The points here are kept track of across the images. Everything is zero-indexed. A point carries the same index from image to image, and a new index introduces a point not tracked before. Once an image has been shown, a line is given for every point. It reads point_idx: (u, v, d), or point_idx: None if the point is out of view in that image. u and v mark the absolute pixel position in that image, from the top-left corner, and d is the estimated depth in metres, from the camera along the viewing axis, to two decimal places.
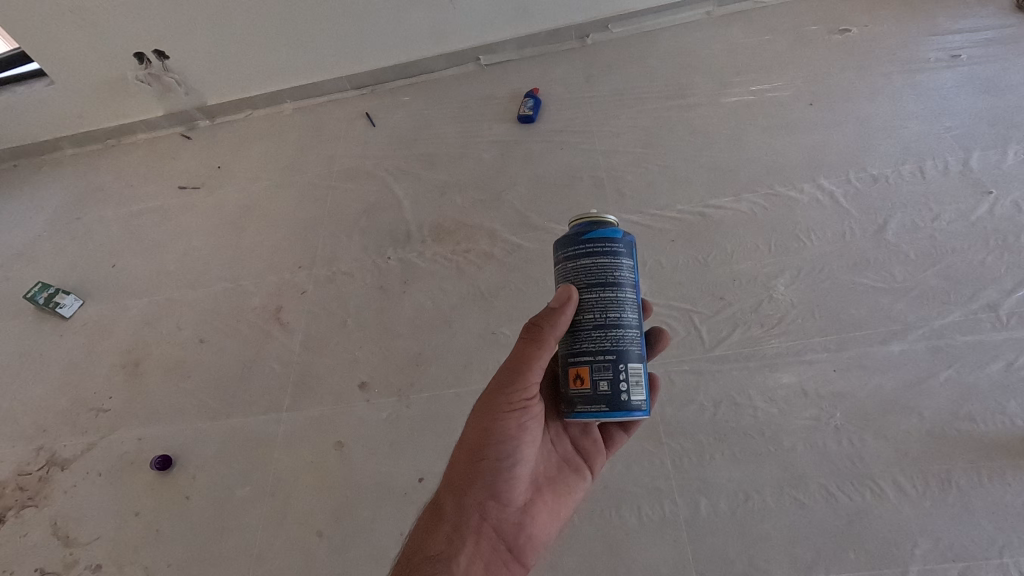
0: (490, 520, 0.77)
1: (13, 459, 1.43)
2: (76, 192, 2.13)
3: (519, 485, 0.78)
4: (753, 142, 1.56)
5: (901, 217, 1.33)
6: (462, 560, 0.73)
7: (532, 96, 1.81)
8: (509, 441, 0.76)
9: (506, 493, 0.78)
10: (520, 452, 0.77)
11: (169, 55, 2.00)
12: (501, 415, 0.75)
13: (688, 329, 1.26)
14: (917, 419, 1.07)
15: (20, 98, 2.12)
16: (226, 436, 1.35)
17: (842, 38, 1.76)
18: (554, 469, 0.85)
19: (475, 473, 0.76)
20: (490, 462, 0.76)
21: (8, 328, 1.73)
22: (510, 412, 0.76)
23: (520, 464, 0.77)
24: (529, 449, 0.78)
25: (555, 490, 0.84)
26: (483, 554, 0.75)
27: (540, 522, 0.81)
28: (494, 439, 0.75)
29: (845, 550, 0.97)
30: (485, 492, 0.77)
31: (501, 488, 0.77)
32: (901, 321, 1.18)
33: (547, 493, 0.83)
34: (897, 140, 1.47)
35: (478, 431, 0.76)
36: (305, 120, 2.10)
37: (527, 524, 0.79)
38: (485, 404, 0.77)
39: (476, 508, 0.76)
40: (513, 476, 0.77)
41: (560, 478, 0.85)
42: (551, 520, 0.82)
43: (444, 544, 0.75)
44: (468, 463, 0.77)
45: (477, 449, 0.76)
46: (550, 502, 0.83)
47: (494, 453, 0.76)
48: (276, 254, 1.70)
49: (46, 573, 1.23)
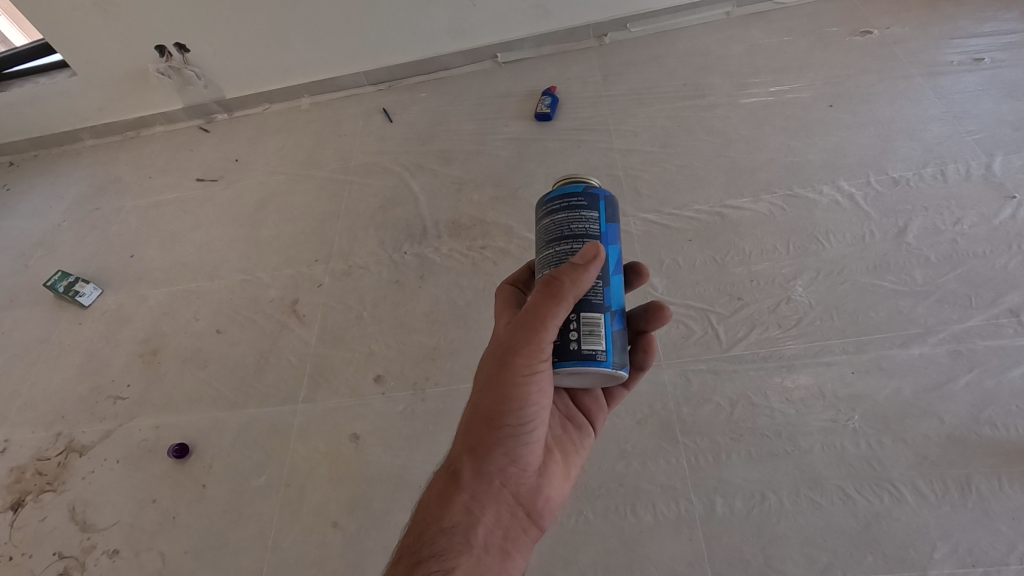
0: (509, 486, 0.75)
1: (32, 444, 1.44)
2: (95, 183, 2.15)
3: (536, 449, 0.78)
4: (772, 143, 1.55)
5: (922, 220, 1.32)
6: (483, 531, 0.71)
7: (549, 94, 1.81)
8: (530, 405, 0.73)
9: (525, 458, 0.76)
10: (542, 414, 0.76)
11: (189, 48, 2.01)
12: (527, 380, 0.72)
13: (704, 328, 1.26)
14: (937, 423, 1.06)
15: (43, 89, 2.15)
16: (243, 426, 1.36)
17: (862, 39, 1.75)
18: (558, 428, 0.88)
19: (495, 440, 0.73)
20: (513, 428, 0.73)
21: (28, 315, 1.75)
22: (530, 376, 0.72)
23: (541, 428, 0.76)
24: (549, 412, 0.77)
25: (562, 450, 0.86)
26: (503, 520, 0.74)
27: (554, 485, 0.81)
28: (520, 405, 0.72)
29: (863, 552, 0.97)
30: (505, 458, 0.74)
31: (521, 453, 0.76)
32: (921, 324, 1.18)
33: (555, 454, 0.84)
34: (919, 142, 1.46)
35: (499, 397, 0.72)
36: (322, 116, 2.12)
37: (542, 485, 0.80)
38: (503, 368, 0.71)
39: (496, 474, 0.74)
40: (532, 439, 0.76)
41: (563, 440, 0.87)
42: (562, 480, 0.84)
43: (462, 515, 0.71)
44: (489, 430, 0.73)
45: (500, 414, 0.72)
46: (560, 464, 0.84)
47: (517, 418, 0.73)
48: (293, 247, 1.71)
49: (64, 557, 1.24)
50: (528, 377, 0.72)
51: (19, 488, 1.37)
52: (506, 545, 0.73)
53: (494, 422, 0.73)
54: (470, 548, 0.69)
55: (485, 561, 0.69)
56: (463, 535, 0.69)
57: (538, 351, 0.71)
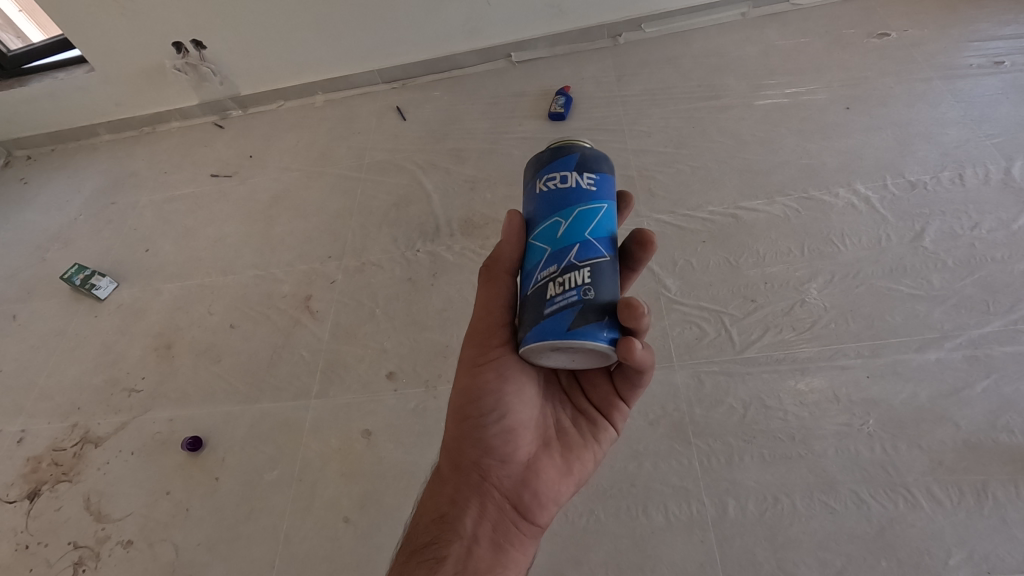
0: (492, 480, 0.78)
1: (49, 435, 1.46)
2: (111, 178, 2.17)
3: (517, 441, 0.79)
4: (787, 145, 1.55)
5: (939, 224, 1.31)
6: (469, 522, 0.76)
7: (563, 94, 1.81)
8: (490, 395, 0.77)
9: (504, 451, 0.78)
10: (507, 403, 0.78)
11: (206, 45, 2.03)
12: (478, 369, 0.78)
13: (717, 330, 1.26)
14: (953, 428, 1.05)
15: (61, 84, 2.17)
16: (256, 420, 1.37)
17: (880, 41, 1.73)
18: (568, 422, 0.84)
19: (465, 433, 0.79)
20: (475, 418, 0.78)
21: (45, 307, 1.77)
22: (484, 364, 0.78)
23: (510, 417, 0.78)
24: (518, 400, 0.79)
25: (566, 443, 0.82)
26: (490, 514, 0.77)
27: (549, 479, 0.79)
28: (474, 395, 0.78)
29: (876, 557, 0.96)
30: (480, 452, 0.78)
31: (495, 446, 0.78)
32: (938, 329, 1.17)
33: (557, 448, 0.81)
34: (937, 146, 1.45)
35: (461, 390, 0.80)
36: (336, 113, 2.13)
37: (533, 481, 0.78)
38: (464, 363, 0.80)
39: (475, 468, 0.79)
40: (504, 429, 0.78)
41: (569, 433, 0.83)
42: (563, 475, 0.80)
43: (449, 506, 0.79)
44: (460, 425, 0.80)
45: (462, 409, 0.79)
46: (560, 458, 0.80)
47: (477, 410, 0.78)
48: (306, 243, 1.72)
49: (79, 546, 1.26)
50: (476, 366, 0.79)
51: (36, 477, 1.39)
52: (497, 539, 0.76)
53: (462, 416, 0.80)
54: (457, 538, 0.75)
55: (473, 552, 0.74)
56: (450, 525, 0.77)
57: (485, 336, 0.78)
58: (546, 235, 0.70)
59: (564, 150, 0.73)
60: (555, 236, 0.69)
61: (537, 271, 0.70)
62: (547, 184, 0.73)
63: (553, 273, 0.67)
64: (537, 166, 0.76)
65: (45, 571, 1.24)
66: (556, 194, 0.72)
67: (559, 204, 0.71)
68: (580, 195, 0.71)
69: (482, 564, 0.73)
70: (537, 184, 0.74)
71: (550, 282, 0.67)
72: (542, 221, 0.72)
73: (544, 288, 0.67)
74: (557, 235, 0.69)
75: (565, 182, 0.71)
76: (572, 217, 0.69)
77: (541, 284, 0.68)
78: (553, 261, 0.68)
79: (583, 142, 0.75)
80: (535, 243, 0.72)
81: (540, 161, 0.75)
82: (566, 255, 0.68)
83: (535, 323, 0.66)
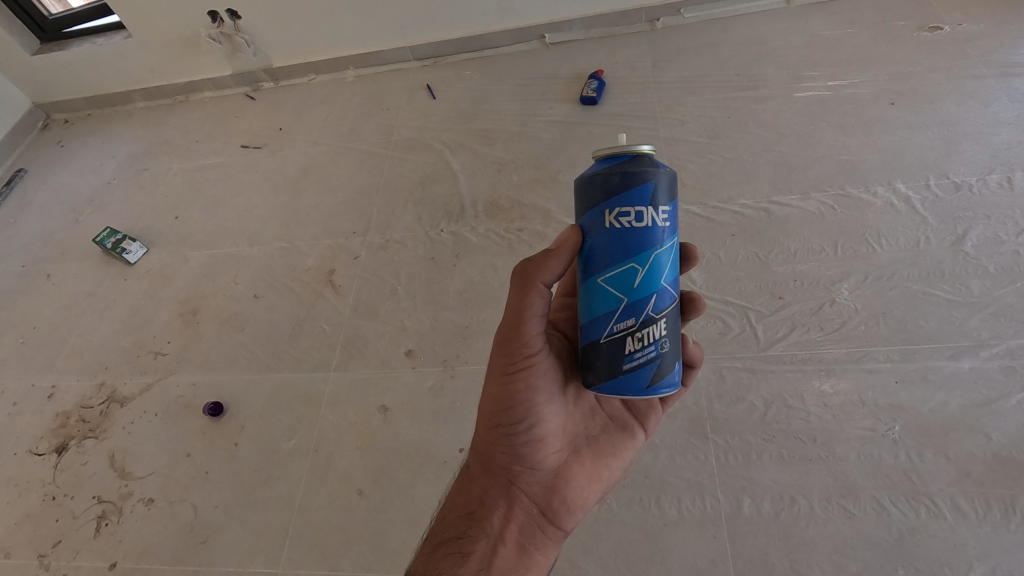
0: (521, 483, 0.78)
1: (77, 392, 1.51)
2: (144, 144, 2.21)
3: (548, 446, 0.78)
4: (826, 140, 1.50)
5: (982, 228, 1.26)
6: (496, 523, 0.76)
7: (596, 78, 1.78)
8: (520, 403, 0.75)
9: (533, 457, 0.78)
10: (540, 410, 0.76)
11: (241, 14, 2.03)
12: (508, 378, 0.75)
13: (742, 326, 1.23)
14: (984, 440, 1.02)
15: (100, 49, 2.20)
16: (275, 390, 1.39)
17: (932, 35, 1.66)
18: (598, 429, 0.83)
19: (495, 438, 0.78)
20: (505, 424, 0.76)
21: (77, 268, 1.81)
22: (513, 375, 0.74)
23: (542, 425, 0.76)
24: (549, 409, 0.76)
25: (596, 451, 0.82)
26: (518, 518, 0.77)
27: (578, 486, 0.79)
28: (504, 402, 0.75)
29: (894, 565, 0.94)
30: (510, 455, 0.78)
31: (525, 452, 0.77)
32: (974, 337, 1.13)
33: (586, 454, 0.81)
34: (986, 146, 1.39)
35: (491, 398, 0.77)
36: (367, 89, 2.12)
37: (562, 488, 0.78)
38: (494, 372, 0.76)
39: (504, 471, 0.79)
40: (535, 436, 0.76)
41: (599, 440, 0.82)
42: (591, 482, 0.80)
43: (477, 505, 0.79)
44: (488, 428, 0.78)
45: (492, 414, 0.77)
46: (588, 465, 0.80)
47: (507, 417, 0.76)
48: (331, 218, 1.72)
49: (103, 501, 1.30)
50: (506, 375, 0.75)
51: (64, 432, 1.43)
52: (523, 542, 0.76)
53: (491, 422, 0.78)
54: (484, 536, 0.76)
55: (500, 552, 0.74)
56: (477, 524, 0.77)
57: (517, 347, 0.73)
58: (621, 282, 0.65)
59: (637, 176, 0.63)
60: (631, 285, 0.64)
61: (608, 319, 0.66)
62: (618, 219, 0.64)
63: (630, 327, 0.65)
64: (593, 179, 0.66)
65: (70, 522, 1.28)
66: (631, 234, 0.63)
67: (635, 247, 0.64)
68: (657, 231, 0.64)
69: (508, 565, 0.74)
70: (603, 216, 0.65)
71: (627, 338, 0.65)
72: (612, 264, 0.65)
73: (622, 342, 0.66)
74: (634, 285, 0.64)
75: (642, 216, 0.63)
76: (649, 264, 0.64)
77: (616, 337, 0.66)
78: (630, 314, 0.65)
79: (647, 155, 0.65)
80: (605, 286, 0.66)
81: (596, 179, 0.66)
82: (643, 308, 0.65)
83: (613, 378, 0.66)
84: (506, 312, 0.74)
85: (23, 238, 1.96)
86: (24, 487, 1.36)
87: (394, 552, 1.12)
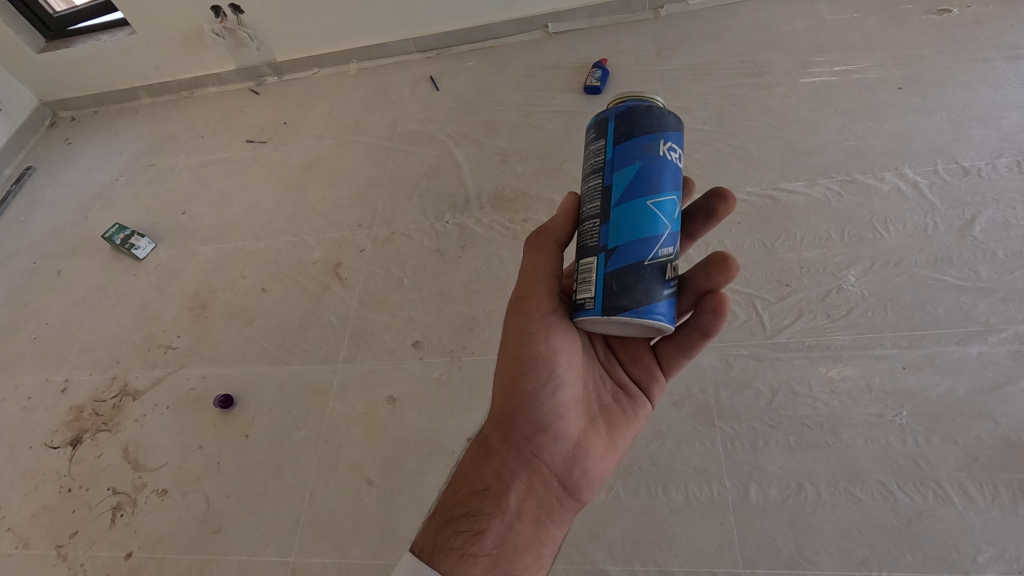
0: (540, 454, 0.79)
1: (90, 386, 1.53)
2: (151, 140, 2.22)
3: (568, 415, 0.80)
4: (833, 126, 1.48)
5: (991, 212, 1.25)
6: (513, 499, 0.77)
7: (600, 66, 1.77)
8: (542, 366, 0.77)
9: (554, 428, 0.79)
10: (561, 376, 0.78)
11: (243, 9, 2.03)
12: (528, 338, 0.78)
13: (749, 314, 1.23)
14: (992, 424, 1.02)
15: (105, 46, 2.21)
16: (284, 381, 1.41)
17: (940, 18, 1.63)
18: (609, 399, 0.85)
19: (515, 405, 0.79)
20: (527, 390, 0.78)
21: (87, 264, 1.83)
22: (534, 335, 0.77)
23: (563, 390, 0.79)
24: (568, 374, 0.79)
25: (608, 421, 0.83)
26: (537, 491, 0.79)
27: (596, 456, 0.81)
28: (527, 365, 0.78)
29: (901, 549, 0.95)
30: (531, 426, 0.79)
31: (546, 423, 0.79)
32: (982, 322, 1.12)
33: (600, 425, 0.82)
34: (995, 130, 1.38)
35: (511, 362, 0.79)
36: (370, 82, 2.12)
37: (581, 459, 0.80)
38: (513, 335, 0.80)
39: (525, 443, 0.79)
40: (556, 404, 0.79)
41: (611, 409, 0.84)
42: (606, 453, 0.82)
43: (493, 480, 0.79)
44: (508, 397, 0.80)
45: (514, 378, 0.79)
46: (603, 436, 0.82)
47: (530, 382, 0.78)
48: (337, 211, 1.73)
49: (117, 492, 1.32)
50: (525, 335, 0.78)
51: (78, 425, 1.45)
52: (540, 515, 0.78)
53: (511, 389, 0.80)
54: (500, 513, 0.76)
55: (515, 528, 0.76)
56: (493, 500, 0.78)
57: (533, 305, 0.78)
58: (666, 211, 0.65)
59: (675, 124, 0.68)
60: (672, 215, 0.66)
61: (655, 243, 0.64)
62: (667, 150, 0.66)
63: (669, 256, 0.65)
64: (654, 119, 0.66)
65: (87, 513, 1.30)
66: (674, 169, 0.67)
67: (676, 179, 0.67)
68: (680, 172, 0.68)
69: (522, 540, 0.76)
70: (658, 145, 0.66)
71: (668, 264, 0.65)
72: (663, 190, 0.65)
73: (664, 268, 0.65)
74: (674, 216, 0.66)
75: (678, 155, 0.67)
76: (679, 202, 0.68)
77: (661, 262, 0.64)
78: (672, 244, 0.66)
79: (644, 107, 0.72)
80: (655, 211, 0.64)
81: (636, 116, 0.67)
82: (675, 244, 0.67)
83: (659, 302, 0.64)
84: (520, 276, 0.81)
85: (33, 236, 1.98)
86: (39, 480, 1.38)
87: (403, 540, 1.14)
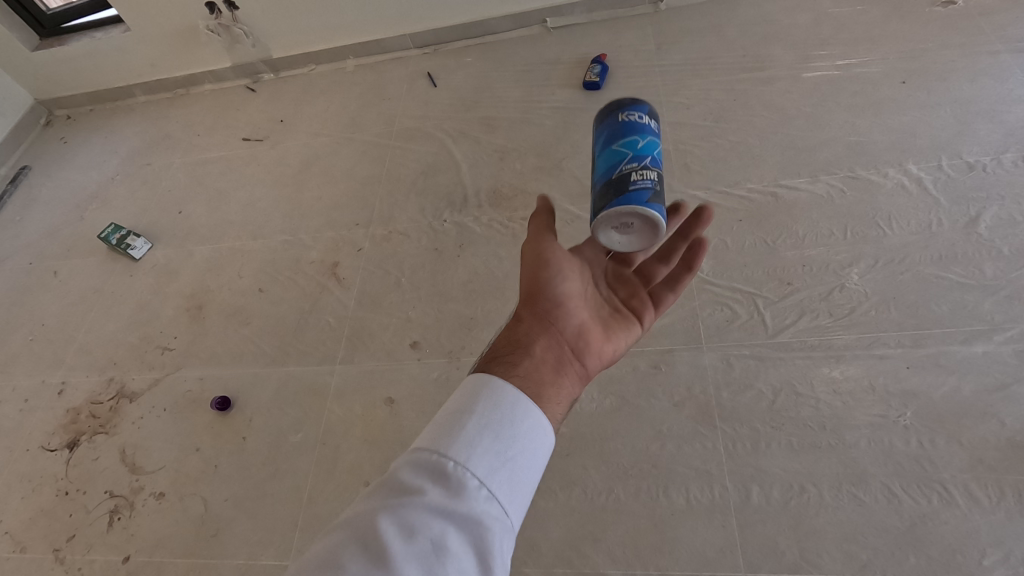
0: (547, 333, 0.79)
1: (87, 387, 1.52)
2: (147, 139, 2.20)
3: (573, 303, 0.82)
4: (835, 121, 1.46)
5: (996, 208, 1.24)
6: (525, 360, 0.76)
7: (599, 62, 1.75)
8: (546, 254, 0.83)
9: (559, 306, 0.81)
10: (564, 268, 0.83)
11: (238, 5, 2.01)
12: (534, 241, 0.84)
13: (750, 313, 1.22)
14: (997, 425, 1.01)
15: (99, 43, 2.19)
16: (282, 383, 1.40)
17: (944, 11, 1.61)
18: (614, 307, 0.87)
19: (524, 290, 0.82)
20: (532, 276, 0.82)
21: (83, 264, 1.82)
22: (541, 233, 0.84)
23: (567, 277, 0.83)
24: (569, 268, 0.84)
25: (614, 320, 0.85)
26: (547, 356, 0.77)
27: (598, 339, 0.81)
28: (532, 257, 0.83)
29: (905, 552, 0.93)
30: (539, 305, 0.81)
31: (552, 299, 0.81)
32: (988, 321, 1.11)
33: (605, 320, 0.84)
34: (1000, 125, 1.36)
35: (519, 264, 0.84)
36: (367, 78, 2.10)
37: (585, 334, 0.81)
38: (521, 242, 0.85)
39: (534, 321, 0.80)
40: (561, 288, 0.82)
41: (615, 318, 0.85)
42: (606, 343, 0.82)
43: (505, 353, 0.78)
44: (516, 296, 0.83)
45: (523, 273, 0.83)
46: (605, 329, 0.83)
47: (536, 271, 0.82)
48: (334, 210, 1.71)
49: (115, 495, 1.31)
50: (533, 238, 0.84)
51: (75, 428, 1.44)
52: (551, 378, 0.76)
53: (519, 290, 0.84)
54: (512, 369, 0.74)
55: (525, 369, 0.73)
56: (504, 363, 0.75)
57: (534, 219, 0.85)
58: (628, 144, 0.83)
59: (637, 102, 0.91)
60: (635, 146, 0.83)
61: (617, 165, 0.82)
62: (626, 115, 0.86)
63: (633, 167, 0.80)
64: (613, 107, 0.89)
65: (84, 516, 1.30)
66: (631, 122, 0.86)
67: (638, 128, 0.85)
68: (646, 123, 0.86)
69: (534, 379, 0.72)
70: (618, 116, 0.87)
71: (632, 172, 0.80)
72: (624, 136, 0.84)
73: (627, 175, 0.80)
74: (638, 146, 0.83)
75: (639, 116, 0.86)
76: (646, 139, 0.84)
77: (622, 173, 0.81)
78: (635, 160, 0.81)
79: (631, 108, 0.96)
80: (619, 149, 0.83)
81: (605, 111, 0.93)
82: (643, 160, 0.82)
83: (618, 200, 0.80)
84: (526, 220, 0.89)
85: (29, 236, 1.97)
86: (37, 483, 1.37)
87: None
